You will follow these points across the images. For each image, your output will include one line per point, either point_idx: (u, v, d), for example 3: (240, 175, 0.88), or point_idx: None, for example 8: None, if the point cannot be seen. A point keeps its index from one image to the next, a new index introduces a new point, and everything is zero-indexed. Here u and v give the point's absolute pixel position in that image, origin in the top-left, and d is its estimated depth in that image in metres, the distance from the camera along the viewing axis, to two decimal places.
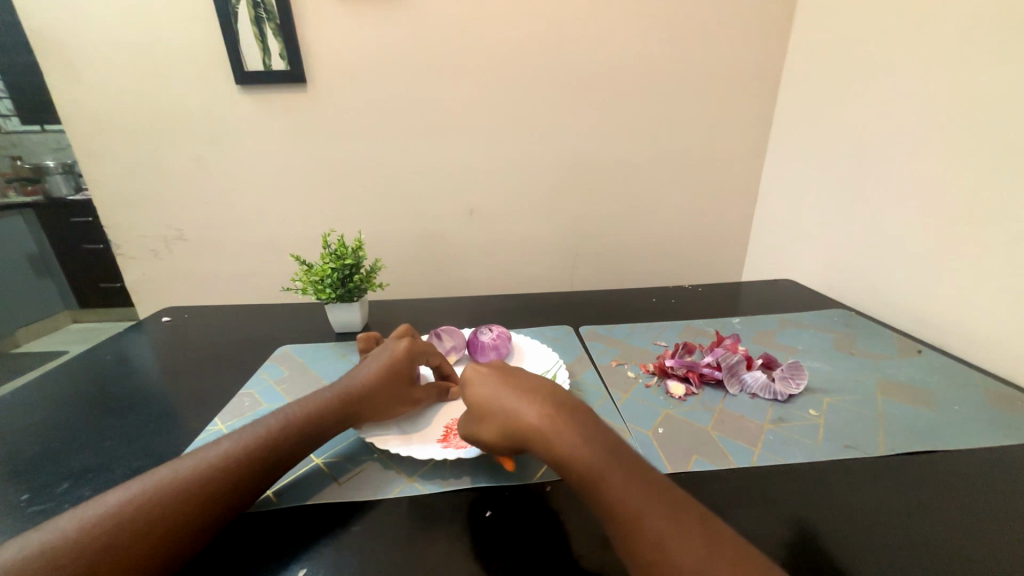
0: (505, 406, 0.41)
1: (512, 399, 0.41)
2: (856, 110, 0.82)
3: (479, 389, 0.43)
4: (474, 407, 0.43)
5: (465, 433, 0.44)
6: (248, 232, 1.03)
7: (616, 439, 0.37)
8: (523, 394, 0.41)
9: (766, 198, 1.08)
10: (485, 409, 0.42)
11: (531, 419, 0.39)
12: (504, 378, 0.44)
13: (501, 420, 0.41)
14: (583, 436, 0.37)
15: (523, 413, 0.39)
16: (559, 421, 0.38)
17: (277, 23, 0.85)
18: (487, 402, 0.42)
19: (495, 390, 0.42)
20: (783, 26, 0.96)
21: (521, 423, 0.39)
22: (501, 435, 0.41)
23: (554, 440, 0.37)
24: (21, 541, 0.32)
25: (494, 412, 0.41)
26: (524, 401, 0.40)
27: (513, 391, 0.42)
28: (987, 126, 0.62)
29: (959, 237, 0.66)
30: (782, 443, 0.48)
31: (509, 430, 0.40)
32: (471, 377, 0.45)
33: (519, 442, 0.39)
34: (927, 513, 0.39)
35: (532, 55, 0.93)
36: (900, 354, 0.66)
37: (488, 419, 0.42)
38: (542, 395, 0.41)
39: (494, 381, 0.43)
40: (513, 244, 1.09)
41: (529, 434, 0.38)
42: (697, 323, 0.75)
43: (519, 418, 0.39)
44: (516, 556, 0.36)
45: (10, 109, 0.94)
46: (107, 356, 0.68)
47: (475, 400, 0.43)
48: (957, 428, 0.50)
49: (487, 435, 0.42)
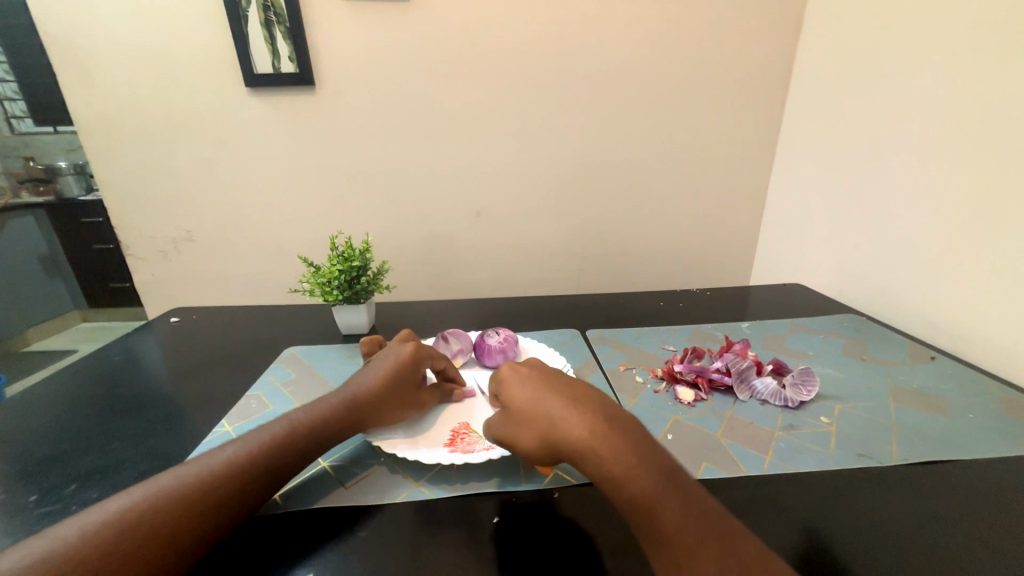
0: (551, 412, 0.41)
1: (558, 405, 0.41)
2: (866, 113, 0.81)
3: (524, 394, 0.43)
4: (517, 412, 0.43)
5: (501, 438, 0.44)
6: (256, 234, 1.04)
7: (658, 452, 0.37)
8: (570, 401, 0.41)
9: (774, 202, 1.08)
10: (528, 415, 0.42)
11: (578, 428, 0.39)
12: (547, 383, 0.44)
13: (544, 426, 0.40)
14: (630, 448, 0.37)
15: (569, 421, 0.39)
16: (607, 432, 0.38)
17: (286, 26, 0.85)
18: (531, 407, 0.42)
19: (538, 396, 0.42)
20: (792, 28, 0.95)
21: (566, 430, 0.39)
22: (541, 442, 0.41)
23: (601, 450, 0.37)
24: (23, 548, 0.32)
25: (538, 418, 0.41)
26: (571, 409, 0.40)
27: (559, 398, 0.42)
28: (1000, 129, 0.61)
29: (973, 242, 0.65)
30: (794, 451, 0.47)
31: (552, 437, 0.40)
32: (515, 381, 0.45)
33: (560, 449, 0.39)
34: (943, 523, 0.39)
35: (539, 57, 0.93)
36: (913, 361, 0.65)
37: (530, 424, 0.42)
38: (589, 403, 0.41)
39: (539, 387, 0.43)
40: (519, 247, 1.09)
41: (573, 443, 0.38)
42: (705, 328, 0.74)
43: (564, 426, 0.39)
44: (524, 563, 0.35)
45: (23, 111, 0.95)
46: (115, 357, 0.68)
47: (517, 404, 0.43)
48: (973, 436, 0.49)
49: (526, 441, 0.42)
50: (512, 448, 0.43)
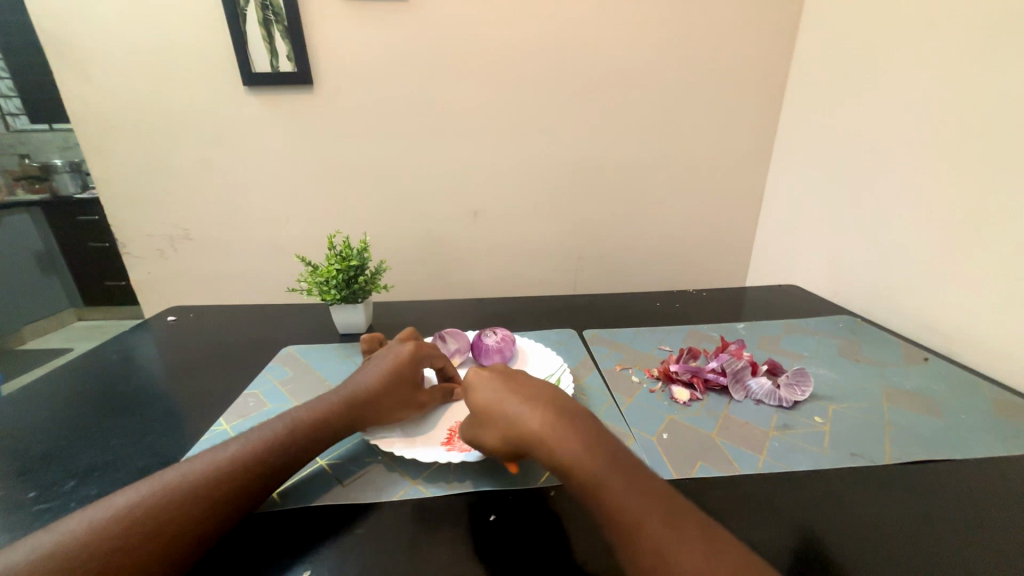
0: (509, 411, 0.41)
1: (512, 404, 0.41)
2: (862, 116, 0.81)
3: (484, 395, 0.44)
4: (478, 412, 0.43)
5: (467, 438, 0.44)
6: (254, 233, 1.04)
7: (610, 442, 0.38)
8: (528, 400, 0.41)
9: (771, 203, 1.08)
10: (489, 415, 0.42)
11: (535, 426, 0.39)
12: (504, 382, 0.44)
13: (504, 425, 0.41)
14: (580, 440, 0.37)
15: (526, 419, 0.40)
16: (559, 426, 0.38)
17: (285, 25, 0.86)
18: (490, 407, 0.43)
19: (494, 394, 0.43)
20: (788, 31, 0.96)
21: (521, 427, 0.40)
22: (503, 441, 0.41)
23: (558, 446, 0.37)
24: (31, 541, 0.32)
25: (498, 418, 0.42)
26: (528, 408, 0.41)
27: (517, 397, 0.42)
28: (994, 131, 0.61)
29: (966, 245, 0.65)
30: (788, 451, 0.47)
31: (511, 436, 0.40)
32: (476, 382, 0.46)
33: (521, 448, 0.40)
34: (932, 522, 0.39)
35: (537, 58, 0.93)
36: (906, 361, 0.65)
37: (491, 425, 0.42)
38: (545, 401, 0.41)
39: (499, 387, 0.44)
40: (517, 247, 1.09)
41: (529, 440, 0.39)
42: (701, 328, 0.75)
43: (519, 423, 0.40)
44: (521, 560, 0.35)
45: (19, 109, 0.95)
46: (112, 354, 0.68)
47: (476, 404, 0.44)
48: (963, 436, 0.50)
49: (489, 440, 0.42)
50: (477, 448, 0.43)
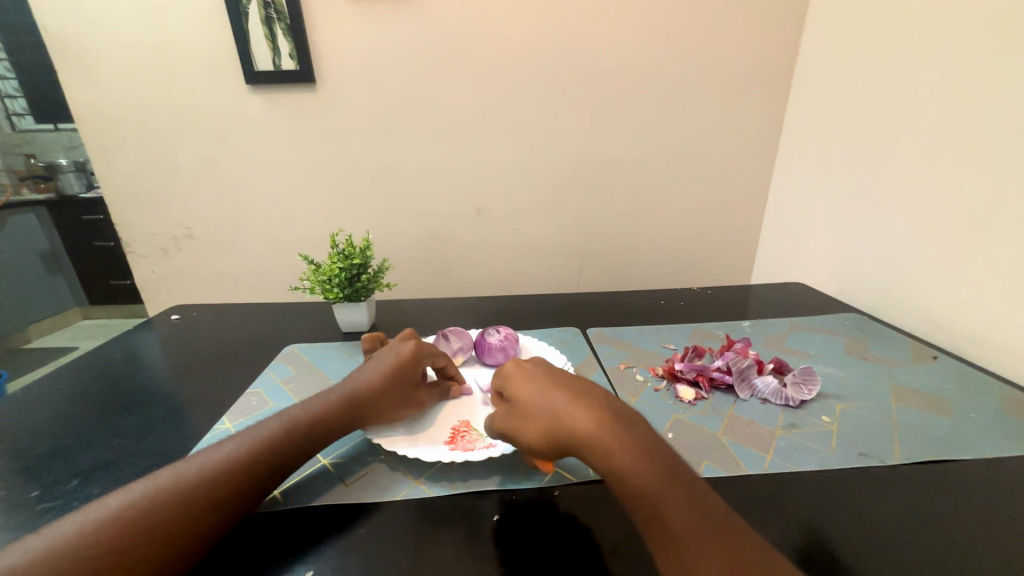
0: (559, 407, 0.41)
1: (564, 400, 0.42)
2: (868, 112, 0.80)
3: (529, 389, 0.44)
4: (522, 405, 0.44)
5: (503, 431, 0.44)
6: (256, 232, 1.04)
7: (660, 447, 0.38)
8: (575, 397, 0.42)
9: (776, 200, 1.07)
10: (534, 407, 0.42)
11: (583, 420, 0.39)
12: (552, 380, 0.45)
13: (548, 418, 0.41)
14: (635, 442, 0.38)
15: (575, 414, 0.40)
16: (614, 425, 0.39)
17: (287, 23, 0.85)
18: (536, 400, 0.43)
19: (543, 390, 0.43)
20: (794, 26, 0.95)
21: (573, 422, 0.40)
22: (544, 434, 0.41)
23: (608, 442, 0.38)
24: (28, 543, 0.32)
25: (543, 411, 0.42)
26: (577, 403, 0.41)
27: (566, 393, 0.43)
28: (1004, 125, 0.60)
29: (975, 242, 0.64)
30: (795, 450, 0.47)
31: (558, 428, 0.40)
32: (520, 377, 0.46)
33: (564, 442, 0.40)
34: (943, 522, 0.39)
35: (540, 55, 0.93)
36: (914, 360, 0.65)
37: (534, 417, 0.42)
38: (594, 400, 0.42)
39: (548, 384, 0.44)
40: (520, 245, 1.09)
41: (580, 436, 0.39)
42: (706, 327, 0.74)
43: (571, 418, 0.40)
44: (525, 561, 0.35)
45: (24, 109, 0.96)
46: (116, 353, 0.68)
47: (522, 398, 0.44)
48: (974, 436, 0.49)
49: (528, 432, 0.42)
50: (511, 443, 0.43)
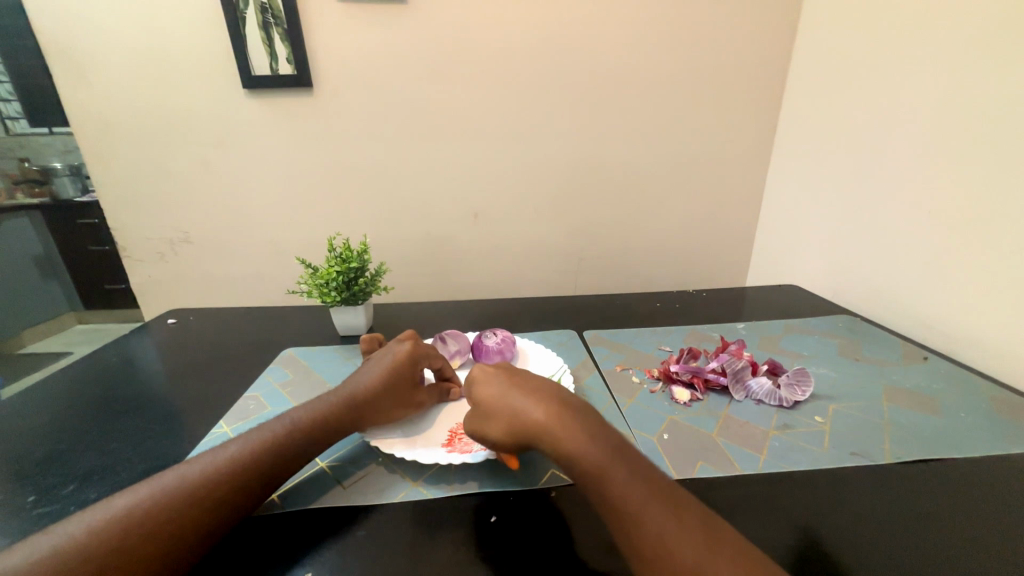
0: (512, 402, 0.42)
1: (516, 395, 0.42)
2: (860, 117, 0.82)
3: (488, 386, 0.45)
4: (482, 403, 0.44)
5: (468, 429, 0.45)
6: (254, 236, 1.04)
7: (610, 431, 0.39)
8: (530, 392, 0.43)
9: (770, 203, 1.08)
10: (491, 404, 0.43)
11: (537, 415, 0.40)
12: (507, 376, 0.45)
13: (506, 415, 0.42)
14: (585, 429, 0.38)
15: (527, 408, 0.41)
16: (563, 415, 0.39)
17: (284, 28, 0.86)
18: (494, 398, 0.43)
19: (498, 386, 0.44)
20: (787, 31, 0.96)
21: (525, 417, 0.40)
22: (505, 431, 0.42)
23: (559, 432, 0.38)
24: (32, 544, 0.32)
25: (501, 408, 0.42)
26: (529, 398, 0.42)
27: (521, 389, 0.43)
28: (992, 129, 0.62)
29: (966, 244, 0.65)
30: (788, 450, 0.47)
31: (513, 424, 0.41)
32: (480, 376, 0.47)
33: (523, 437, 0.41)
34: (932, 519, 0.39)
35: (536, 60, 0.94)
36: (906, 361, 0.65)
37: (493, 415, 0.43)
38: (546, 393, 0.42)
39: (502, 380, 0.45)
40: (517, 248, 1.09)
41: (533, 429, 0.40)
42: (701, 329, 0.75)
43: (523, 413, 0.41)
44: (521, 561, 0.35)
45: (18, 112, 0.95)
46: (112, 358, 0.68)
47: (480, 396, 0.45)
48: (963, 434, 0.50)
49: (491, 431, 0.43)
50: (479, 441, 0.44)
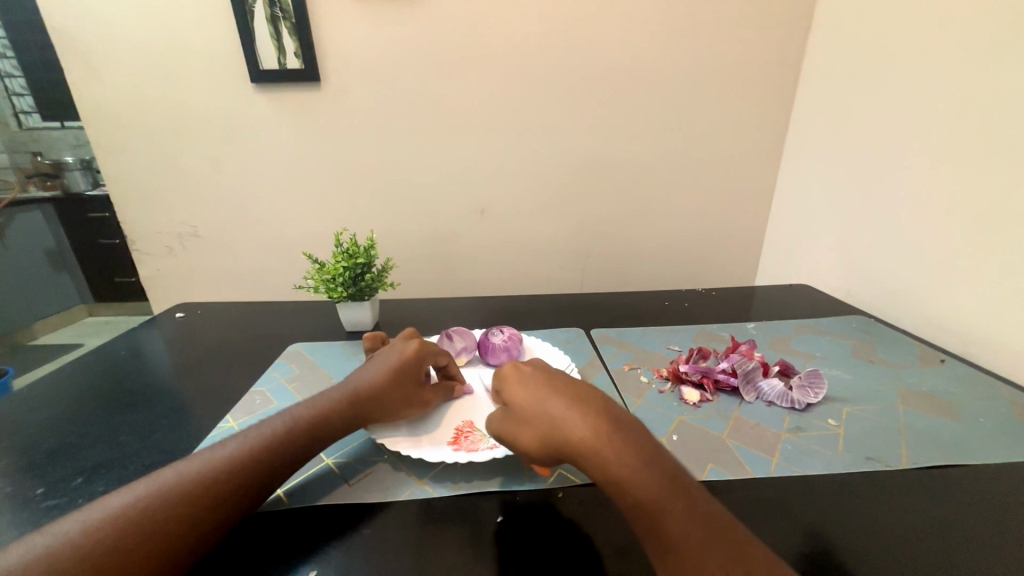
0: (553, 413, 0.41)
1: (560, 406, 0.41)
2: (875, 114, 0.80)
3: (526, 393, 0.44)
4: (518, 411, 0.43)
5: (502, 436, 0.43)
6: (261, 230, 1.04)
7: (659, 452, 0.37)
8: (572, 402, 0.41)
9: (781, 201, 1.07)
10: (530, 414, 0.42)
11: (580, 429, 0.39)
12: (548, 384, 0.44)
13: (546, 426, 0.40)
14: (634, 451, 0.37)
15: (571, 422, 0.39)
16: (610, 433, 0.38)
17: (292, 22, 0.85)
18: (533, 407, 0.42)
19: (539, 396, 0.43)
20: (801, 26, 0.94)
21: (568, 431, 0.39)
22: (542, 442, 0.40)
23: (605, 452, 0.37)
24: (29, 542, 0.32)
25: (541, 418, 0.41)
26: (574, 411, 0.40)
27: (564, 400, 0.41)
28: (1009, 127, 0.60)
29: (984, 245, 0.64)
30: (801, 454, 0.47)
31: (553, 437, 0.39)
32: (518, 381, 0.45)
33: (561, 451, 0.39)
34: (950, 527, 0.38)
35: (544, 54, 0.92)
36: (921, 363, 0.64)
37: (531, 424, 0.41)
38: (591, 406, 0.41)
39: (543, 388, 0.43)
40: (523, 245, 1.08)
41: (576, 445, 0.38)
42: (711, 328, 0.74)
43: (566, 427, 0.39)
44: (528, 562, 0.35)
45: (31, 107, 0.98)
46: (121, 350, 0.69)
47: (518, 404, 0.43)
48: (982, 439, 0.49)
49: (526, 440, 0.41)
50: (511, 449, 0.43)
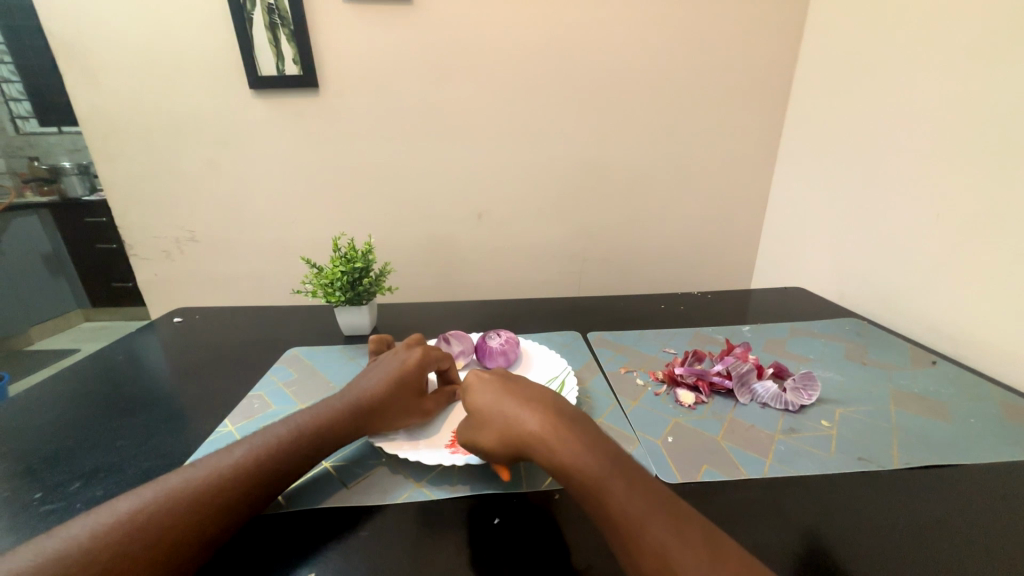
0: (506, 412, 0.41)
1: (511, 405, 0.42)
2: (866, 119, 0.81)
3: (482, 395, 0.44)
4: (476, 413, 0.44)
5: (465, 439, 0.44)
6: (259, 235, 1.04)
7: (607, 441, 0.38)
8: (525, 401, 0.42)
9: (775, 204, 1.08)
10: (487, 414, 0.43)
11: (532, 425, 0.39)
12: (504, 384, 0.44)
13: (503, 427, 0.41)
14: (581, 442, 0.37)
15: (522, 419, 0.40)
16: (557, 427, 0.39)
17: (291, 28, 0.86)
18: (488, 408, 0.43)
19: (494, 396, 0.43)
20: (794, 32, 0.96)
21: (520, 429, 0.40)
22: (502, 443, 0.41)
23: (554, 446, 0.37)
24: (36, 545, 0.33)
25: (496, 418, 0.42)
26: (524, 408, 0.41)
27: (515, 399, 0.42)
28: (997, 130, 0.61)
29: (975, 248, 0.65)
30: (795, 455, 0.47)
31: (509, 435, 0.40)
32: (476, 385, 0.46)
33: (518, 448, 0.40)
34: (941, 527, 0.39)
35: (541, 60, 0.93)
36: (913, 365, 0.65)
37: (489, 425, 0.42)
38: (541, 402, 0.41)
39: (497, 388, 0.44)
40: (521, 248, 1.09)
41: (528, 442, 0.39)
42: (707, 331, 0.74)
43: (519, 425, 0.40)
44: (523, 562, 0.35)
45: (29, 112, 0.98)
46: (119, 355, 0.69)
47: (477, 405, 0.44)
48: (971, 440, 0.50)
49: (488, 443, 0.42)
50: (476, 451, 0.43)
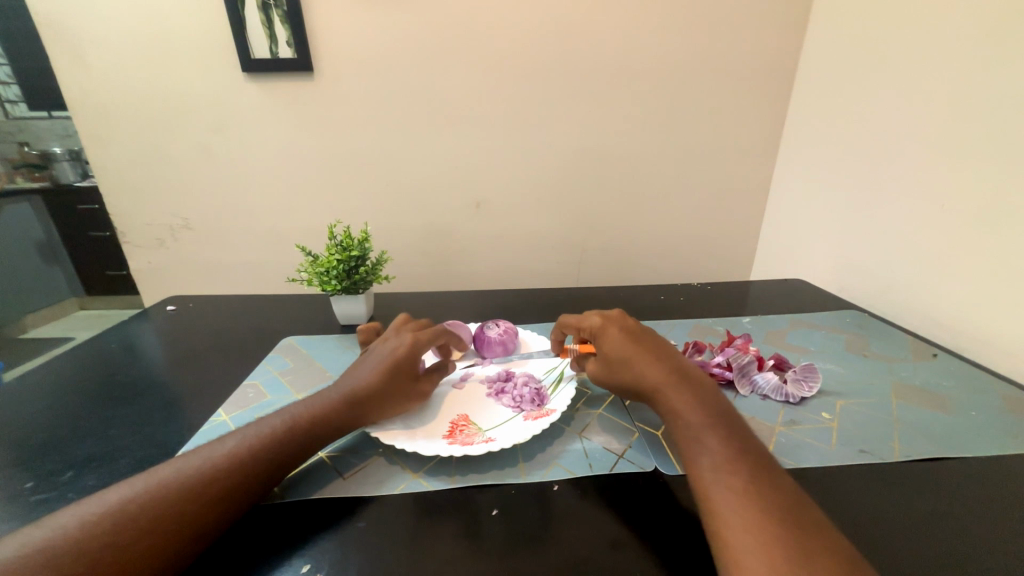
0: (633, 361, 0.47)
1: (640, 356, 0.47)
2: (870, 107, 0.80)
3: (612, 344, 0.50)
4: (605, 358, 0.50)
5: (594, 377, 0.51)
6: (254, 223, 1.03)
7: (717, 399, 0.43)
8: (654, 355, 0.47)
9: (777, 195, 1.07)
10: (614, 360, 0.48)
11: (657, 375, 0.45)
12: (634, 337, 0.49)
13: (628, 373, 0.47)
14: (696, 397, 0.42)
15: (649, 369, 0.45)
16: (677, 381, 0.44)
17: (284, 9, 0.84)
18: (616, 355, 0.48)
19: (624, 347, 0.48)
20: (799, 17, 0.93)
21: (645, 377, 0.45)
22: (623, 385, 0.47)
23: (673, 395, 0.43)
24: (23, 536, 0.32)
25: (622, 365, 0.48)
26: (651, 360, 0.46)
27: (644, 351, 0.47)
28: (1002, 119, 0.60)
29: (978, 241, 0.64)
30: (795, 447, 0.47)
31: (632, 379, 0.46)
32: (606, 334, 0.51)
33: (638, 391, 0.46)
34: (945, 519, 0.38)
35: (540, 44, 0.91)
36: (914, 357, 0.64)
37: (615, 369, 0.48)
38: (667, 359, 0.47)
39: (626, 340, 0.49)
40: (520, 238, 1.08)
41: (650, 388, 0.45)
42: (706, 323, 0.74)
43: (642, 374, 0.46)
44: (521, 554, 0.35)
45: (17, 96, 0.94)
46: (112, 343, 0.68)
47: (605, 352, 0.50)
48: (972, 433, 0.49)
49: (611, 383, 0.49)
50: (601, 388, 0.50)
